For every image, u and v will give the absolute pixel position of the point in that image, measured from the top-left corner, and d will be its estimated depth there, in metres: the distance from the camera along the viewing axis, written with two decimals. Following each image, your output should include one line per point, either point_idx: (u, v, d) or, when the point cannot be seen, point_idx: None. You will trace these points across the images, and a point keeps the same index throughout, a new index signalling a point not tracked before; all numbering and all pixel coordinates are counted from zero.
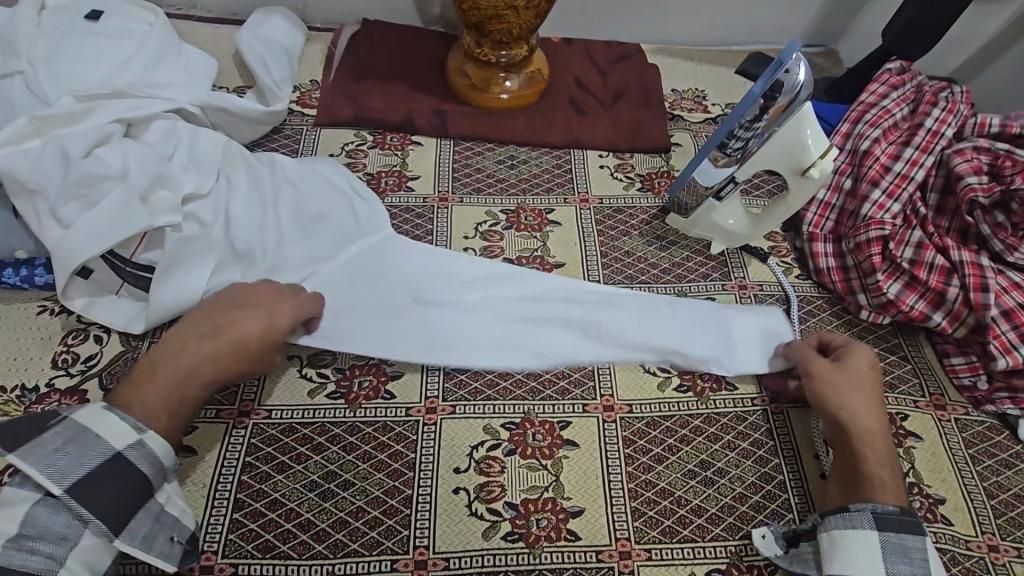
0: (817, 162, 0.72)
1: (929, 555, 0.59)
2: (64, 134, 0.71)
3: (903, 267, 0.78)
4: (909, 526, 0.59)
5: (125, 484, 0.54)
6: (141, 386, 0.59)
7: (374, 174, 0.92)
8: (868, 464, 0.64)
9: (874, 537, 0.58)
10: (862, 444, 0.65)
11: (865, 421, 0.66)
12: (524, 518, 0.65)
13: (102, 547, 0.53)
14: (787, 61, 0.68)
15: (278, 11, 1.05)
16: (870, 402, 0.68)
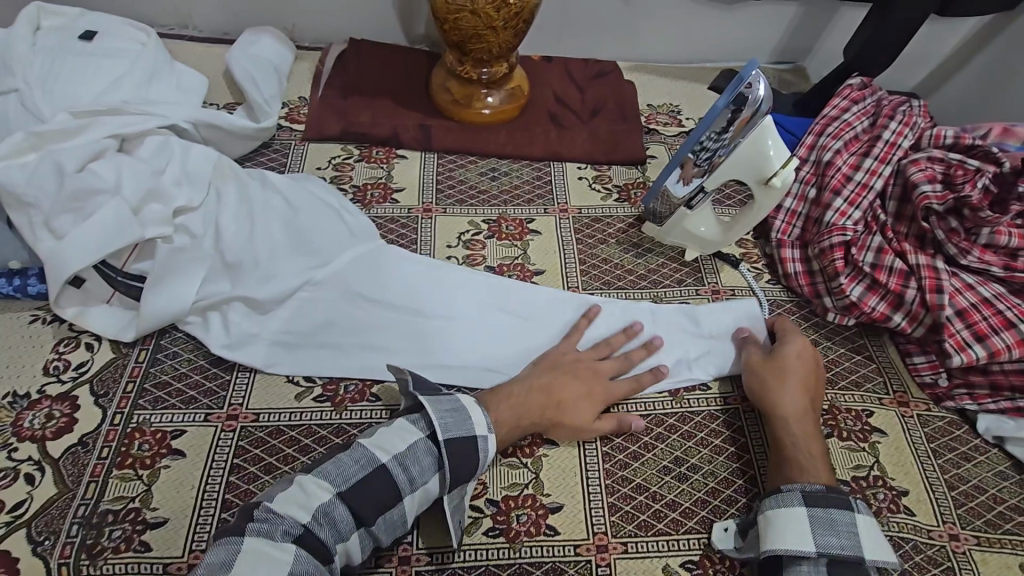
0: (779, 167, 0.76)
1: (861, 530, 0.61)
2: (58, 149, 0.73)
3: (864, 271, 0.82)
4: (839, 501, 0.62)
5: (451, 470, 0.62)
6: (499, 401, 0.69)
7: (361, 186, 0.95)
8: (793, 449, 0.68)
9: (801, 512, 0.61)
10: (784, 430, 0.70)
11: (790, 407, 0.71)
12: (505, 514, 0.67)
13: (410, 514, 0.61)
14: (748, 76, 0.73)
15: (267, 31, 1.09)
16: (800, 390, 0.72)
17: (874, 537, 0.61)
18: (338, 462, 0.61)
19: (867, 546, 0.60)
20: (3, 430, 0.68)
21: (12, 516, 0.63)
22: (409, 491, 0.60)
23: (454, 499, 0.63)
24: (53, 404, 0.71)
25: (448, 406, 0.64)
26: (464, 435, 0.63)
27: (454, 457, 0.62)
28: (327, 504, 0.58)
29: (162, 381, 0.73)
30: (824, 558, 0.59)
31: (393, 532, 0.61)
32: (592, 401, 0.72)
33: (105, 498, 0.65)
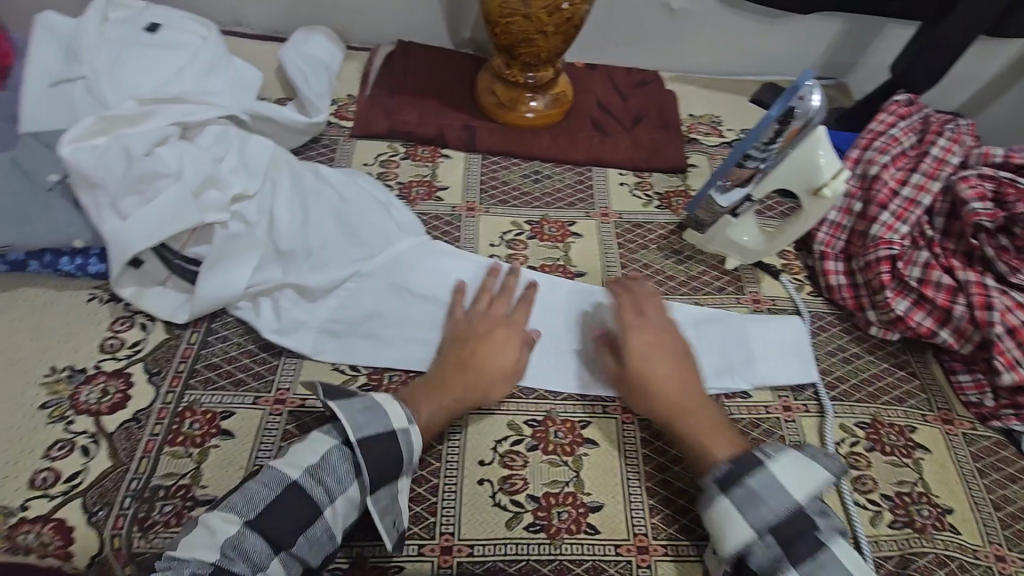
0: (830, 178, 0.76)
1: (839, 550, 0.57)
2: (128, 134, 0.76)
3: (911, 285, 0.82)
4: (746, 469, 0.60)
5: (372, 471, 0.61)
6: (424, 396, 0.69)
7: (406, 183, 0.97)
8: (695, 428, 0.67)
9: (726, 501, 0.60)
10: (685, 417, 0.68)
11: (688, 392, 0.69)
12: (546, 510, 0.67)
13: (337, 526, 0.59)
14: (802, 88, 0.72)
15: (319, 30, 1.12)
16: (680, 370, 0.71)
17: (791, 473, 0.60)
18: (245, 489, 0.58)
19: (799, 490, 0.59)
20: (61, 403, 0.70)
21: (68, 486, 0.65)
22: (329, 504, 0.59)
23: (382, 500, 0.62)
24: (108, 380, 0.72)
25: (360, 406, 0.63)
26: (379, 431, 0.62)
27: (372, 458, 0.61)
28: (240, 530, 0.56)
29: (212, 363, 0.75)
30: (767, 532, 0.58)
31: (320, 551, 0.59)
32: (494, 351, 0.72)
33: (156, 473, 0.66)
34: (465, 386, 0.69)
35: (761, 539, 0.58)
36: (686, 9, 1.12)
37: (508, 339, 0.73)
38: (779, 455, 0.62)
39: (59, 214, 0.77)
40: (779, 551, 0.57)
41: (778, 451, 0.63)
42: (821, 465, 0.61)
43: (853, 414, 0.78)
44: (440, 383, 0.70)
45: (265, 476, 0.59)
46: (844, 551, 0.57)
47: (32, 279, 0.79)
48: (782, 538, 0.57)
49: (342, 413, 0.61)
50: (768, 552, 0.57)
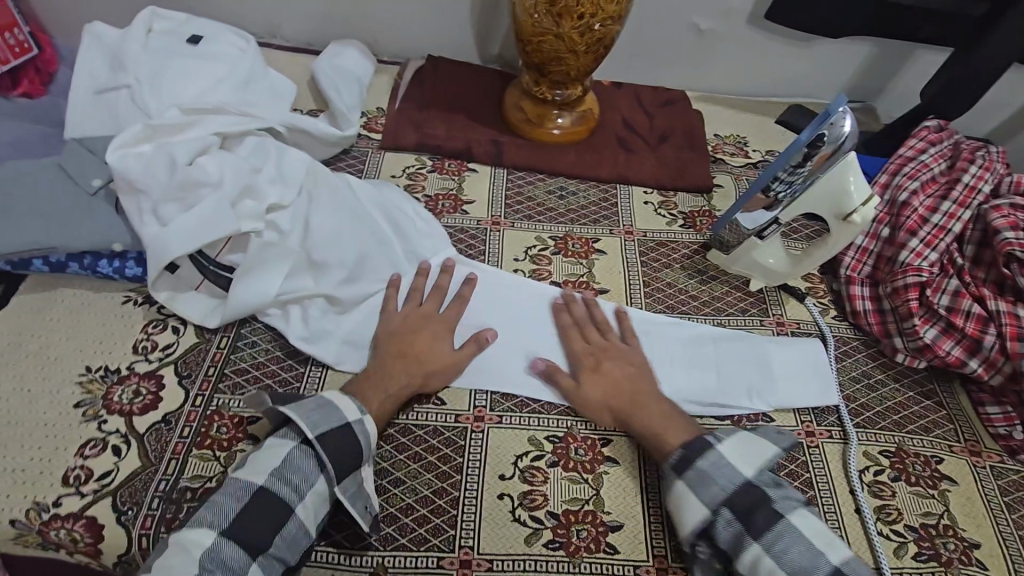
0: (861, 205, 0.76)
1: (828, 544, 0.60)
2: (172, 143, 0.79)
3: (939, 313, 0.81)
4: (697, 452, 0.66)
5: (332, 463, 0.63)
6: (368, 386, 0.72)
7: (432, 196, 0.98)
8: (654, 420, 0.71)
9: (681, 486, 0.65)
10: (636, 414, 0.72)
11: (642, 391, 0.74)
12: (565, 528, 0.67)
13: (309, 522, 0.62)
14: (834, 114, 0.72)
15: (352, 44, 1.14)
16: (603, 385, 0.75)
17: (741, 452, 0.66)
18: (214, 503, 0.60)
19: (749, 467, 0.64)
20: (95, 402, 0.72)
21: (99, 484, 0.66)
22: (297, 502, 0.61)
23: (349, 487, 0.64)
24: (140, 381, 0.74)
25: (313, 405, 0.66)
26: (333, 426, 0.65)
27: (331, 449, 0.64)
28: (215, 541, 0.57)
29: (241, 368, 0.76)
30: (722, 507, 0.63)
31: (298, 548, 0.61)
32: (437, 341, 0.77)
33: (184, 475, 0.67)
34: (408, 375, 0.73)
35: (720, 515, 0.62)
36: (715, 30, 1.13)
37: (440, 329, 0.78)
38: (732, 438, 0.67)
39: (100, 217, 0.79)
40: (739, 525, 0.62)
41: (728, 433, 0.68)
42: (764, 440, 0.67)
43: (877, 442, 0.77)
44: (382, 375, 0.73)
45: (234, 490, 0.61)
46: (802, 518, 0.61)
47: (71, 280, 0.82)
48: (739, 512, 0.62)
49: (296, 414, 0.64)
50: (729, 526, 0.62)
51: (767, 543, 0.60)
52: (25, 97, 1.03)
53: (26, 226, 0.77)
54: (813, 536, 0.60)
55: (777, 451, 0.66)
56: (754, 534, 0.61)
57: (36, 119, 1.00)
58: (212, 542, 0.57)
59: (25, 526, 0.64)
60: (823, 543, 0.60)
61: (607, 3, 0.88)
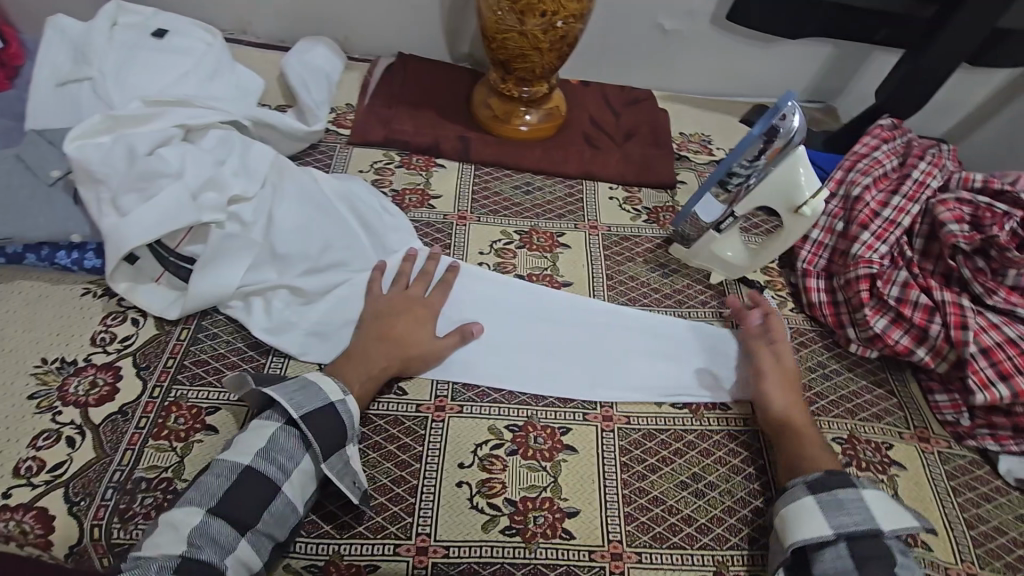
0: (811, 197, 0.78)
1: None
2: (133, 133, 0.78)
3: (889, 304, 0.83)
4: (840, 484, 0.65)
5: (319, 440, 0.64)
6: (349, 369, 0.73)
7: (399, 191, 0.99)
8: (810, 442, 0.71)
9: (812, 502, 0.64)
10: (793, 424, 0.73)
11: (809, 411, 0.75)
12: (522, 515, 0.68)
13: (299, 497, 0.63)
14: (784, 108, 0.76)
15: (321, 40, 1.15)
16: (786, 383, 0.77)
17: (885, 508, 0.64)
18: (202, 483, 0.61)
19: (887, 522, 0.63)
20: (49, 394, 0.71)
21: (51, 475, 0.66)
22: (284, 480, 0.62)
23: (336, 465, 0.65)
24: (97, 372, 0.74)
25: (296, 386, 0.67)
26: (318, 405, 0.66)
27: (317, 429, 0.64)
28: (204, 520, 0.58)
29: (200, 360, 0.76)
30: (843, 540, 0.62)
31: (286, 524, 0.62)
32: (422, 327, 0.78)
33: (139, 466, 0.67)
34: (391, 358, 0.74)
35: (837, 547, 0.62)
36: (679, 30, 1.15)
37: (422, 317, 0.78)
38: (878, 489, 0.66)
39: (58, 208, 0.79)
40: (850, 564, 0.60)
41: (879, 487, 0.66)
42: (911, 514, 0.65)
43: (829, 429, 0.79)
44: (362, 358, 0.74)
45: (223, 470, 0.61)
46: None
47: (28, 272, 0.81)
48: (857, 553, 0.61)
49: (280, 395, 0.65)
50: (839, 561, 0.61)
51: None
52: None
53: None
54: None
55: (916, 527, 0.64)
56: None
57: None
58: (200, 520, 0.58)
59: None
60: None
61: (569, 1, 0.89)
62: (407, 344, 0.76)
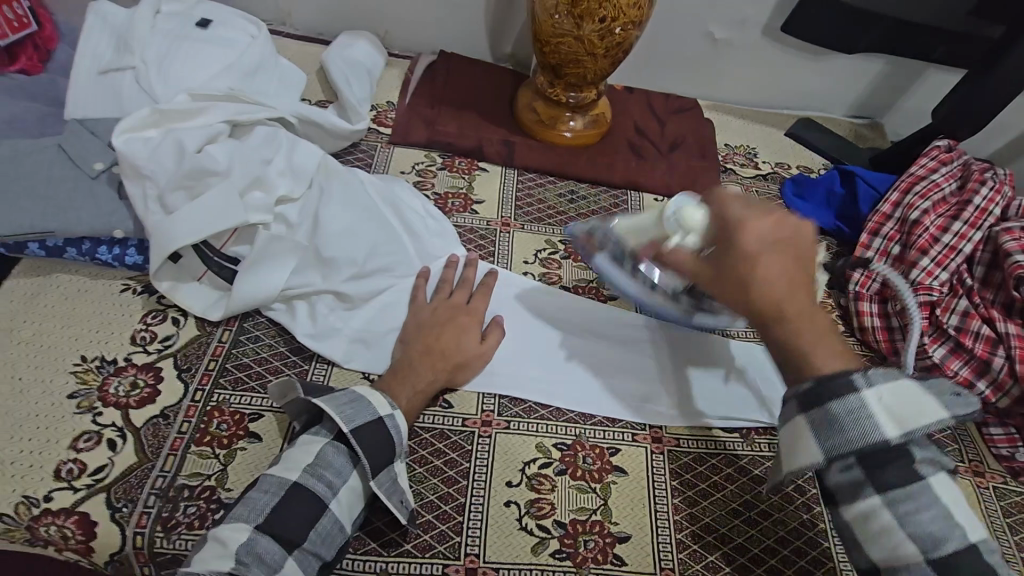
0: (683, 215, 0.67)
1: (950, 506, 0.51)
2: (180, 128, 0.77)
3: (948, 333, 0.81)
4: (834, 393, 0.52)
5: (369, 456, 0.61)
6: (399, 384, 0.70)
7: (441, 194, 0.96)
8: (810, 335, 0.54)
9: (804, 424, 0.54)
10: (795, 318, 0.54)
11: (805, 293, 0.56)
12: (572, 538, 0.66)
13: (346, 514, 0.60)
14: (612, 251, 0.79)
15: (364, 35, 1.12)
16: (784, 265, 0.56)
17: (894, 402, 0.52)
18: (249, 499, 0.58)
19: (897, 423, 0.51)
20: (89, 394, 0.70)
21: (92, 479, 0.64)
22: (332, 497, 0.60)
23: (384, 482, 0.62)
24: (138, 373, 0.72)
25: (347, 399, 0.63)
26: (368, 420, 0.62)
27: (367, 444, 0.61)
28: (251, 537, 0.56)
29: (243, 363, 0.74)
30: (851, 455, 0.52)
31: (334, 544, 0.59)
32: (467, 338, 0.75)
33: (182, 473, 0.65)
34: (438, 372, 0.72)
35: (843, 459, 0.53)
36: (729, 39, 1.13)
37: (472, 325, 0.76)
38: (886, 382, 0.52)
39: (101, 203, 0.77)
40: (862, 473, 0.53)
41: (886, 376, 0.53)
42: (932, 397, 0.52)
43: None
44: (410, 372, 0.71)
45: (267, 485, 0.59)
46: (943, 484, 0.52)
47: (67, 265, 0.79)
48: (868, 467, 0.52)
49: (329, 408, 0.62)
50: (848, 472, 0.53)
51: (892, 498, 0.51)
52: (21, 74, 0.99)
53: (24, 209, 0.74)
54: (948, 503, 0.51)
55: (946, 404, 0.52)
56: (877, 485, 0.52)
57: (33, 97, 0.97)
58: (247, 537, 0.55)
59: (14, 521, 0.61)
60: (959, 517, 0.51)
61: (629, 7, 0.87)
62: (451, 359, 0.73)
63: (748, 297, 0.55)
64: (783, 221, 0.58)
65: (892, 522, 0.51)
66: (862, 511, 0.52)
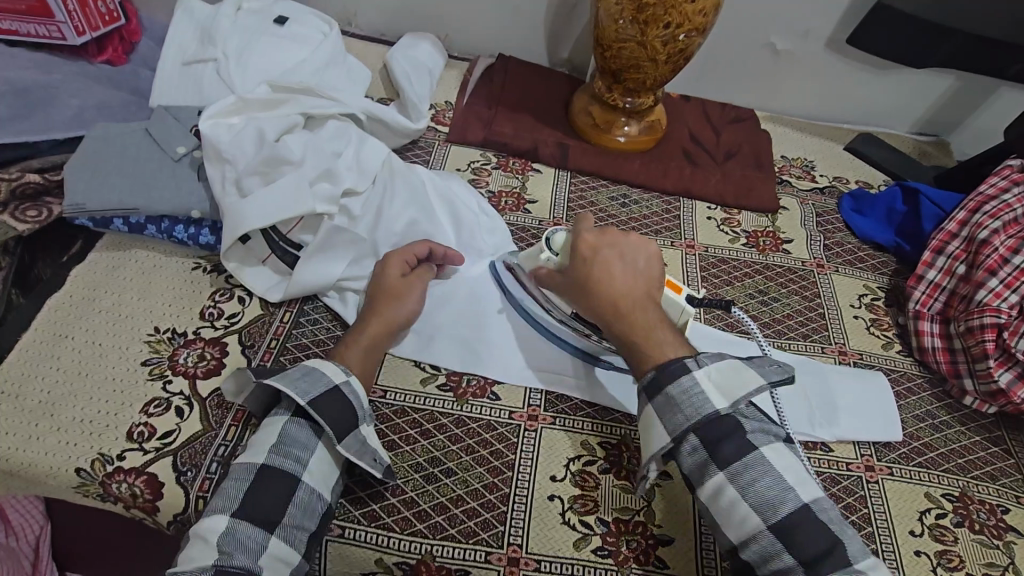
0: (550, 239, 0.74)
1: (786, 472, 0.57)
2: (260, 118, 0.82)
3: (1017, 358, 0.78)
4: (670, 377, 0.61)
5: (335, 426, 0.63)
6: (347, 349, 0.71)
7: (495, 193, 0.98)
8: (647, 329, 0.65)
9: (649, 413, 0.62)
10: (629, 317, 0.65)
11: (646, 296, 0.67)
12: (615, 537, 0.66)
13: (323, 480, 0.62)
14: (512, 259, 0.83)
15: (427, 37, 1.15)
16: (629, 278, 0.67)
17: (720, 378, 0.61)
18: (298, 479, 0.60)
19: (722, 396, 0.60)
20: (161, 362, 0.74)
21: (161, 443, 0.67)
22: (303, 470, 0.61)
23: (353, 445, 0.63)
24: (205, 346, 0.76)
25: (298, 373, 0.65)
26: (323, 391, 0.64)
27: (327, 414, 0.63)
28: (230, 525, 0.57)
29: (301, 344, 0.77)
30: (690, 434, 0.60)
31: (314, 514, 0.61)
32: (395, 287, 0.76)
33: (242, 443, 0.68)
34: (381, 329, 0.73)
35: (686, 441, 0.60)
36: (790, 51, 1.12)
37: (402, 258, 0.77)
38: (713, 363, 0.61)
39: (183, 185, 0.82)
40: (705, 452, 0.59)
41: (714, 358, 0.62)
42: (749, 370, 0.61)
43: (939, 484, 0.74)
44: (354, 336, 0.72)
45: (239, 472, 0.60)
46: (774, 451, 0.58)
47: (146, 242, 0.84)
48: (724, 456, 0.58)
49: (282, 385, 0.63)
50: (694, 453, 0.60)
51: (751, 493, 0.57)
52: (107, 64, 1.06)
53: (113, 187, 0.80)
54: (783, 470, 0.57)
55: (762, 383, 0.61)
56: (732, 477, 0.57)
57: (119, 86, 1.03)
58: (226, 526, 0.57)
59: (90, 476, 0.65)
60: (792, 477, 0.57)
61: (695, 14, 0.88)
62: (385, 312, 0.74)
63: (602, 298, 0.66)
64: (632, 240, 0.71)
65: (734, 497, 0.57)
66: (712, 489, 0.58)
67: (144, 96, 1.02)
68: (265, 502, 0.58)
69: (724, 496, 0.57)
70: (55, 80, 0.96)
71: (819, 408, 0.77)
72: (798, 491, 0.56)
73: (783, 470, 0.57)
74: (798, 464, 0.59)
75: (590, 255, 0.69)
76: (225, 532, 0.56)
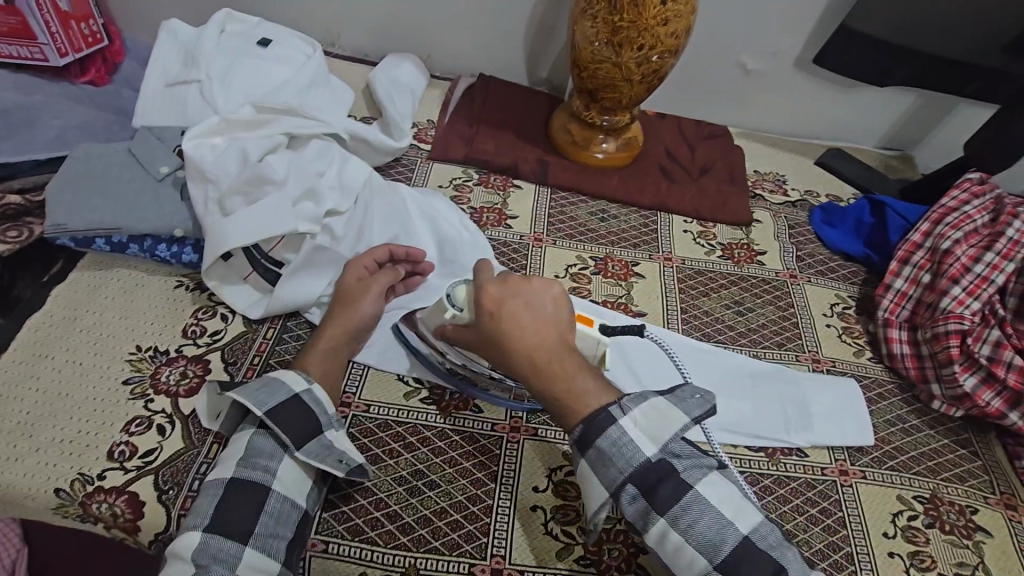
0: (452, 294, 0.71)
1: (727, 509, 0.58)
2: (243, 139, 0.83)
3: (981, 362, 0.81)
4: (598, 429, 0.60)
5: (294, 433, 0.64)
6: (310, 357, 0.72)
7: (477, 209, 1.00)
8: (569, 381, 0.63)
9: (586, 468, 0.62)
10: (549, 372, 0.63)
11: (558, 346, 0.64)
12: (597, 545, 0.67)
13: (296, 485, 0.63)
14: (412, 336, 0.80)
15: (408, 57, 1.18)
16: (538, 329, 0.64)
17: (647, 423, 0.61)
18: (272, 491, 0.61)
19: (651, 442, 0.60)
20: (142, 381, 0.74)
21: (142, 461, 0.67)
22: (272, 478, 0.62)
23: (314, 450, 0.64)
24: (188, 364, 0.76)
25: (256, 385, 0.66)
26: (280, 400, 0.65)
27: (284, 422, 0.64)
28: (202, 539, 0.57)
29: (285, 360, 0.78)
30: (627, 483, 0.60)
31: (290, 521, 0.61)
32: (355, 294, 0.77)
33: None
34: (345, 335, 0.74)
35: (624, 491, 0.60)
36: (760, 71, 1.16)
37: (364, 265, 0.79)
38: (638, 408, 0.61)
39: (165, 204, 0.82)
40: (645, 500, 0.59)
41: (636, 402, 0.62)
42: (672, 408, 0.62)
43: (911, 487, 0.76)
44: (317, 343, 0.73)
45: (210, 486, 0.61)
46: (710, 487, 0.59)
47: (128, 261, 0.85)
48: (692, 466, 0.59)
49: (240, 397, 0.64)
50: (634, 502, 0.60)
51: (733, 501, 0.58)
52: (90, 84, 1.06)
53: (95, 207, 0.81)
54: (720, 505, 0.58)
55: (687, 422, 0.61)
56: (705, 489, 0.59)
57: (102, 106, 1.04)
58: (200, 541, 0.57)
59: (69, 497, 0.65)
60: (732, 512, 0.58)
61: (666, 37, 0.91)
62: (347, 318, 0.75)
63: (517, 355, 0.63)
64: (534, 285, 0.67)
65: (679, 540, 0.57)
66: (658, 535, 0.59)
67: (128, 116, 1.03)
68: (246, 518, 0.59)
69: (668, 541, 0.58)
70: (38, 101, 0.96)
71: (793, 415, 0.79)
72: (736, 525, 0.58)
73: (717, 505, 0.58)
74: (734, 495, 0.60)
75: (495, 307, 0.65)
76: (200, 546, 0.57)
